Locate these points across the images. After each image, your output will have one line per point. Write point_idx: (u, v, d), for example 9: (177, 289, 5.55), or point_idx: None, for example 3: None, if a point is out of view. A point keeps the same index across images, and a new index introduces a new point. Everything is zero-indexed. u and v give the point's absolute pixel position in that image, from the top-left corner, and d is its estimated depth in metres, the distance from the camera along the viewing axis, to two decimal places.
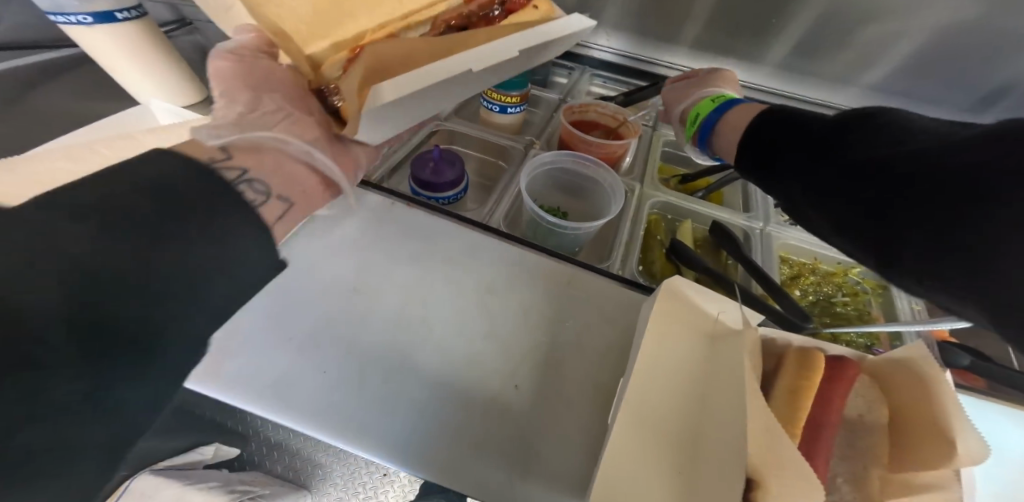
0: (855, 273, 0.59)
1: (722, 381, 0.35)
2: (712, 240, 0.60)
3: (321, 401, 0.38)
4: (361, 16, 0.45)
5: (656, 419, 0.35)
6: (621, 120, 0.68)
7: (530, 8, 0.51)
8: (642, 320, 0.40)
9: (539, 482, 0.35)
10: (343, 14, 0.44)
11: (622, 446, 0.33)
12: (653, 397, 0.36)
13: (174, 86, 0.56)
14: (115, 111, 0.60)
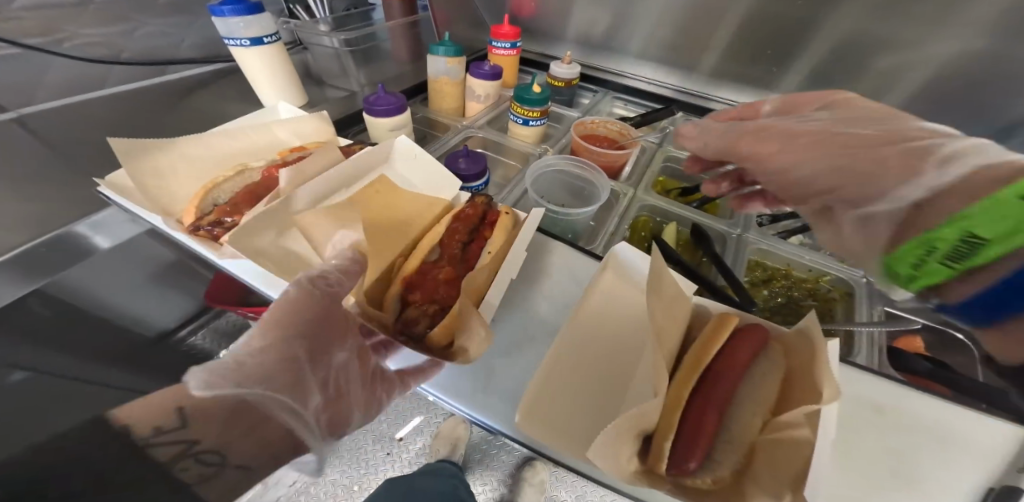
0: (826, 281, 0.64)
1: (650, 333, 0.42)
2: (692, 241, 0.66)
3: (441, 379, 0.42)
4: (387, 246, 0.49)
5: (595, 362, 0.42)
6: (627, 135, 0.78)
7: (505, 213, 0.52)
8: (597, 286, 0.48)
9: (495, 401, 0.40)
10: (378, 240, 0.48)
11: (562, 381, 0.40)
12: (592, 344, 0.43)
13: (283, 87, 0.80)
14: (246, 109, 0.84)
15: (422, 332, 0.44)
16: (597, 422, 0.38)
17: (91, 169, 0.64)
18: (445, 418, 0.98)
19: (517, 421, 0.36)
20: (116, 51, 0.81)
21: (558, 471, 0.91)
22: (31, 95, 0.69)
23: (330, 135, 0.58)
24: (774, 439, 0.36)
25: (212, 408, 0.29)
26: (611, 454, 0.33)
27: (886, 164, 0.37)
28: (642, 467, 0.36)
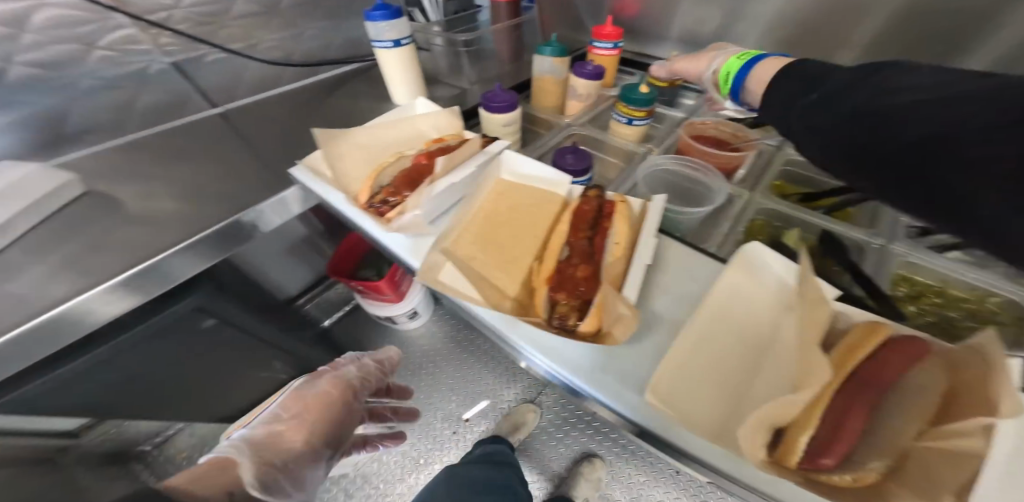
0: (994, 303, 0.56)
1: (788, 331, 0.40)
2: (818, 247, 0.62)
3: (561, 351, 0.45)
4: (517, 239, 0.51)
5: (724, 355, 0.42)
6: (742, 137, 0.75)
7: (619, 202, 0.51)
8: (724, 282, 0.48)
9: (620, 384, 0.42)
10: (508, 235, 0.51)
11: (690, 367, 0.41)
12: (715, 335, 0.44)
13: (409, 86, 0.90)
14: (375, 104, 0.95)
15: (572, 323, 0.44)
16: (730, 411, 0.38)
17: (268, 153, 0.79)
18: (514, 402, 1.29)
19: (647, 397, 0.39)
20: (287, 54, 1.00)
21: (614, 473, 1.13)
22: (234, 90, 0.94)
23: (459, 127, 0.66)
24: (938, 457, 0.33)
25: (198, 480, 0.55)
26: (751, 434, 0.33)
27: (693, 64, 0.75)
28: (771, 457, 0.36)
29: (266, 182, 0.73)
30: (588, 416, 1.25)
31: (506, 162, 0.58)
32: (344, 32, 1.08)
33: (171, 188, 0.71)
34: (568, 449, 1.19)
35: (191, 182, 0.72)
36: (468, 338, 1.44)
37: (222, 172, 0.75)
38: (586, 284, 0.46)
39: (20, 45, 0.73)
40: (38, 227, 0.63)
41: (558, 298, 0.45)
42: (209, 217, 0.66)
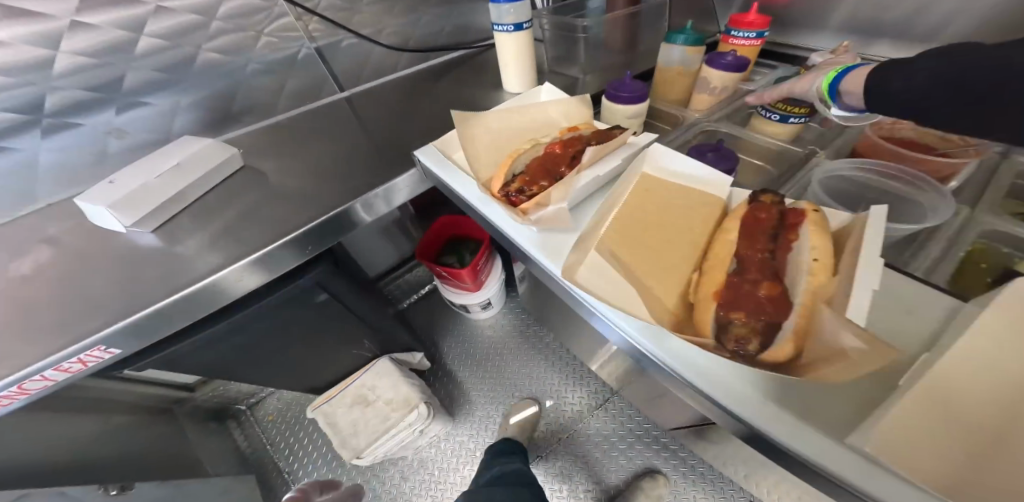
0: None
1: None
2: None
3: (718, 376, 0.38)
4: (671, 243, 0.43)
5: (1013, 406, 0.28)
6: (957, 141, 0.58)
7: (810, 210, 0.41)
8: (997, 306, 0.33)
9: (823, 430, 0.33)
10: (660, 239, 0.44)
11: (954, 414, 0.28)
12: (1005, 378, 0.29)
13: (524, 77, 0.86)
14: (486, 92, 0.94)
15: (753, 347, 0.35)
16: None
17: (387, 139, 0.81)
18: (576, 406, 1.22)
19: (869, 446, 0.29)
20: (405, 40, 1.02)
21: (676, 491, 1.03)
22: (357, 76, 1.00)
23: (589, 115, 0.60)
24: None
25: None
26: None
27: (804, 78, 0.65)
28: None
29: (386, 164, 0.74)
30: (654, 429, 1.15)
31: (651, 155, 0.50)
32: (457, 20, 1.09)
33: (308, 166, 0.76)
34: (628, 461, 1.10)
35: (324, 161, 0.77)
36: (535, 334, 1.38)
37: (348, 153, 0.79)
38: (768, 304, 0.37)
39: (208, 31, 0.79)
40: (206, 197, 0.71)
41: (734, 319, 0.37)
42: (338, 194, 0.69)
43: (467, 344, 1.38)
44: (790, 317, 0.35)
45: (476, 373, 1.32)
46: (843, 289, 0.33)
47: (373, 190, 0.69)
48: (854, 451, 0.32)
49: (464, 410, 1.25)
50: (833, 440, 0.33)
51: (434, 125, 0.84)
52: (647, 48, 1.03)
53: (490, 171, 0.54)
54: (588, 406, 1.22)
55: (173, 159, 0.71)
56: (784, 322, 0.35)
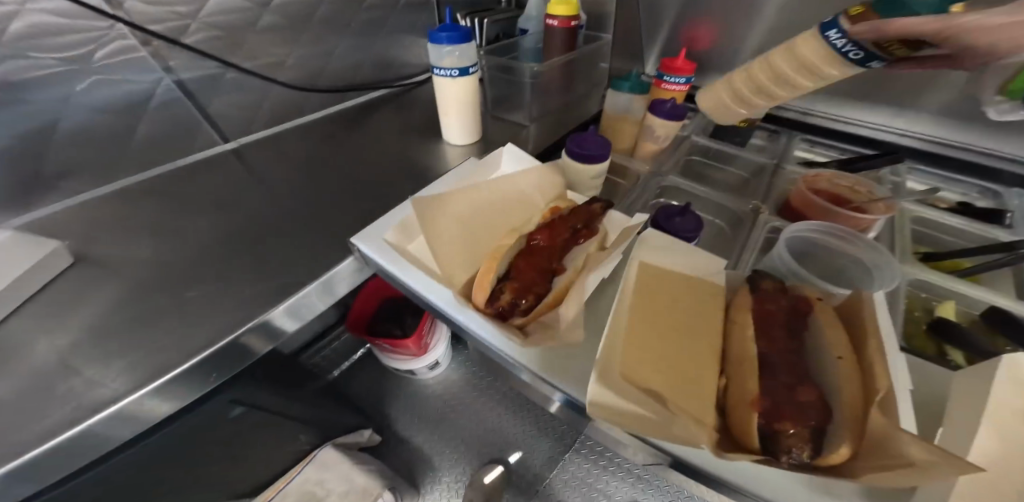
0: None
1: None
2: (986, 325, 0.51)
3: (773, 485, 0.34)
4: (692, 343, 0.40)
5: None
6: (862, 192, 0.67)
7: (816, 300, 0.42)
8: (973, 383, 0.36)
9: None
10: (677, 339, 0.40)
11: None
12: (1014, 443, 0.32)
13: (470, 126, 0.78)
14: (425, 141, 0.83)
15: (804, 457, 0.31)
16: None
17: (307, 207, 0.65)
18: (543, 450, 1.12)
19: None
20: (314, 78, 0.86)
21: None
22: (251, 123, 0.80)
23: (560, 186, 0.55)
24: None
25: None
26: None
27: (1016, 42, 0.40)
28: None
29: (312, 241, 0.58)
30: (630, 463, 1.13)
31: (650, 243, 0.49)
32: (373, 54, 0.95)
33: (194, 253, 0.55)
34: None
35: (220, 242, 0.57)
36: (494, 377, 1.21)
37: (253, 228, 0.60)
38: (807, 404, 0.34)
39: None
40: None
41: (779, 429, 0.33)
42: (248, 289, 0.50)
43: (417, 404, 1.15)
44: (837, 419, 0.33)
45: (433, 434, 1.11)
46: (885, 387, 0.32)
47: (304, 278, 0.52)
48: None
49: (426, 478, 1.04)
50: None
51: (368, 186, 0.70)
52: (582, 90, 1.03)
53: (467, 273, 0.46)
54: (557, 452, 1.13)
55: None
56: (831, 428, 0.33)
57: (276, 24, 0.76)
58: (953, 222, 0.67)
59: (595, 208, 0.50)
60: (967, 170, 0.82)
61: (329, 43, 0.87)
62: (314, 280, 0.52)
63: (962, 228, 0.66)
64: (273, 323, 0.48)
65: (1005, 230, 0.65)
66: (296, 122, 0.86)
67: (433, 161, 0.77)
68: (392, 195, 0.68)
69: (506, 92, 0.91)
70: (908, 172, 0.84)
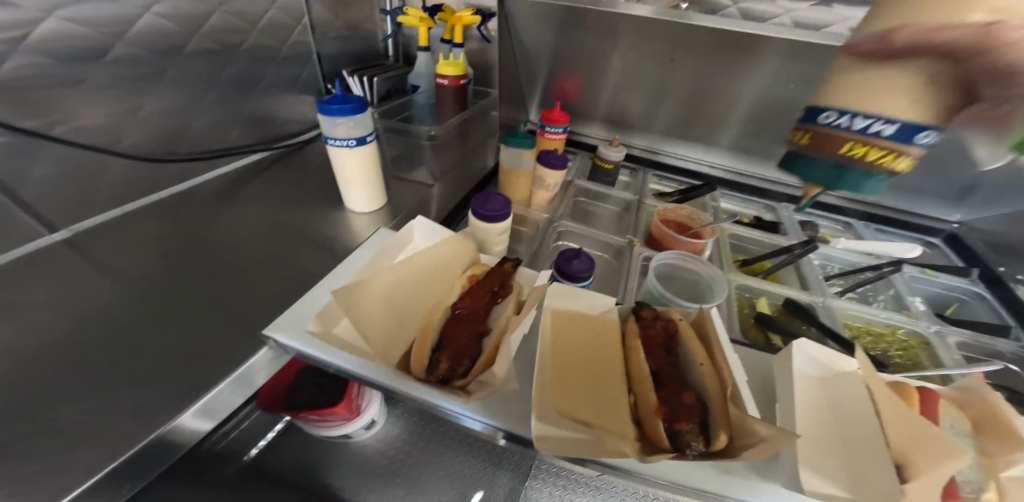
0: (901, 333, 0.74)
1: (855, 408, 0.50)
2: (787, 311, 0.73)
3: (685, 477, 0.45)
4: (604, 375, 0.49)
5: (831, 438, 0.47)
6: (694, 219, 0.90)
7: (678, 320, 0.54)
8: (780, 370, 0.55)
9: (744, 474, 0.46)
10: (592, 375, 0.49)
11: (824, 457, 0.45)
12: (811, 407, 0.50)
13: (374, 191, 0.80)
14: (329, 209, 0.82)
15: (701, 448, 0.42)
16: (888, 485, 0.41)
17: (194, 297, 0.57)
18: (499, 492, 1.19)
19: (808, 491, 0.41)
20: (169, 148, 0.77)
21: None
22: (86, 203, 0.66)
23: (471, 249, 0.61)
24: (1014, 475, 0.43)
25: None
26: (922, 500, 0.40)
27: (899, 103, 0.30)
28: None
29: (206, 340, 0.51)
30: (584, 477, 1.24)
31: (557, 293, 0.57)
32: (249, 115, 0.89)
33: (29, 378, 0.43)
34: None
35: (65, 362, 0.46)
36: (438, 424, 1.32)
37: (114, 336, 0.49)
38: (690, 404, 0.46)
39: None
40: None
41: (681, 428, 0.44)
42: (129, 406, 0.42)
43: (361, 470, 1.17)
44: (711, 411, 0.45)
45: (386, 494, 1.12)
46: (732, 381, 0.45)
47: (207, 381, 0.46)
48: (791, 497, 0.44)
49: None
50: (771, 491, 0.44)
51: (266, 265, 0.65)
52: (477, 140, 1.12)
53: (402, 346, 0.48)
54: (518, 481, 1.22)
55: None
56: (710, 419, 0.45)
57: None
58: (753, 235, 0.94)
59: (506, 267, 0.58)
60: (756, 190, 1.15)
61: (185, 102, 0.78)
62: (226, 377, 0.47)
63: (758, 238, 0.94)
64: (180, 429, 0.42)
65: (782, 236, 0.95)
66: (157, 195, 0.73)
67: (339, 231, 0.76)
68: (301, 274, 0.65)
69: (405, 150, 0.95)
70: (723, 197, 1.14)
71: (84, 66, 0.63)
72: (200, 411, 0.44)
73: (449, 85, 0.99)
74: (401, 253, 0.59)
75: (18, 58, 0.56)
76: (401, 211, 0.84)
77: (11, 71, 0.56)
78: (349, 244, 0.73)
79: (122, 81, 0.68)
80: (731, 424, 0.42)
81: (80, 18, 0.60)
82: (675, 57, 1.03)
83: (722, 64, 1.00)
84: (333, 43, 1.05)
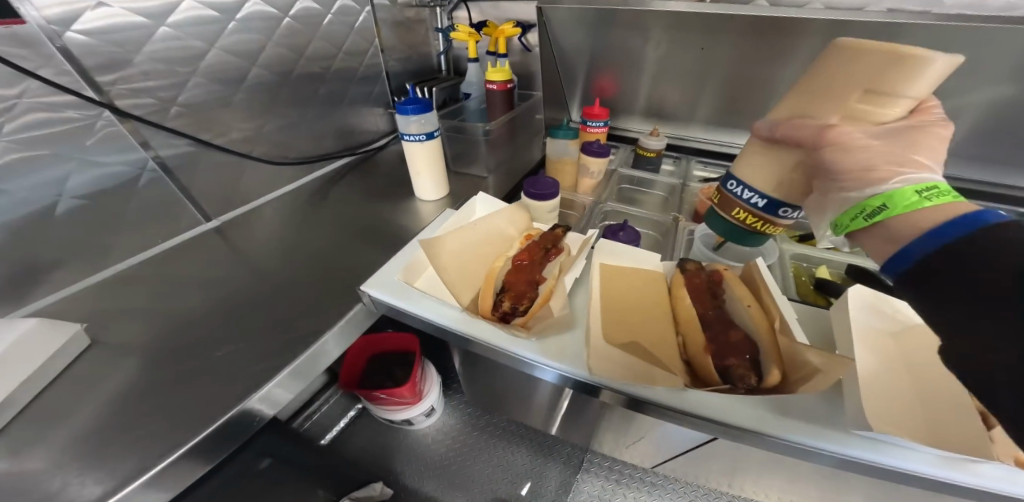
0: None
1: (926, 357, 0.47)
2: (850, 276, 0.70)
3: (729, 409, 0.45)
4: (652, 319, 0.52)
5: (899, 382, 0.44)
6: None
7: (724, 270, 0.57)
8: (838, 316, 0.52)
9: (803, 417, 0.43)
10: (640, 318, 0.52)
11: (891, 399, 0.42)
12: (879, 349, 0.47)
13: (438, 182, 0.91)
14: (399, 200, 0.95)
15: (755, 383, 0.43)
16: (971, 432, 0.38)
17: (303, 270, 0.72)
18: (551, 482, 1.21)
19: (871, 425, 0.38)
20: (285, 151, 0.92)
21: None
22: (228, 202, 0.82)
23: (524, 217, 0.69)
24: None
25: None
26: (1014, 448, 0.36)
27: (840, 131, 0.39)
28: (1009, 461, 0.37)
29: (317, 301, 0.65)
30: (633, 471, 1.24)
31: (604, 250, 0.62)
32: (337, 125, 1.06)
33: (206, 326, 0.60)
34: None
35: (229, 314, 0.62)
36: (492, 415, 1.36)
37: (255, 299, 0.65)
38: (740, 345, 0.47)
39: None
40: (18, 418, 0.45)
41: (729, 364, 0.45)
42: (272, 344, 0.57)
43: (423, 452, 1.26)
44: (761, 349, 0.46)
45: (447, 478, 1.20)
46: (782, 319, 0.47)
47: (322, 328, 0.60)
48: (854, 435, 0.41)
49: None
50: (833, 429, 0.42)
51: (355, 244, 0.79)
52: (523, 139, 1.22)
53: (469, 294, 0.56)
54: (569, 473, 1.24)
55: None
56: (761, 358, 0.46)
57: (246, 102, 0.81)
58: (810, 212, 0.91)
59: (558, 231, 0.64)
60: None
61: (293, 117, 0.93)
62: (334, 326, 0.61)
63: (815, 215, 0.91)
64: (249, 412, 0.50)
65: None
66: (271, 196, 0.90)
67: (409, 218, 0.88)
68: (380, 250, 0.77)
69: (461, 149, 1.06)
70: None
71: (233, 89, 0.78)
72: (315, 353, 0.58)
73: (498, 89, 1.10)
74: (464, 222, 0.68)
75: (196, 84, 0.71)
76: (459, 199, 0.95)
77: (189, 94, 0.71)
78: (418, 227, 0.85)
79: (255, 102, 0.83)
80: (784, 360, 0.43)
81: (229, 47, 0.74)
82: (703, 44, 1.04)
83: (755, 48, 1.00)
84: (398, 63, 1.21)
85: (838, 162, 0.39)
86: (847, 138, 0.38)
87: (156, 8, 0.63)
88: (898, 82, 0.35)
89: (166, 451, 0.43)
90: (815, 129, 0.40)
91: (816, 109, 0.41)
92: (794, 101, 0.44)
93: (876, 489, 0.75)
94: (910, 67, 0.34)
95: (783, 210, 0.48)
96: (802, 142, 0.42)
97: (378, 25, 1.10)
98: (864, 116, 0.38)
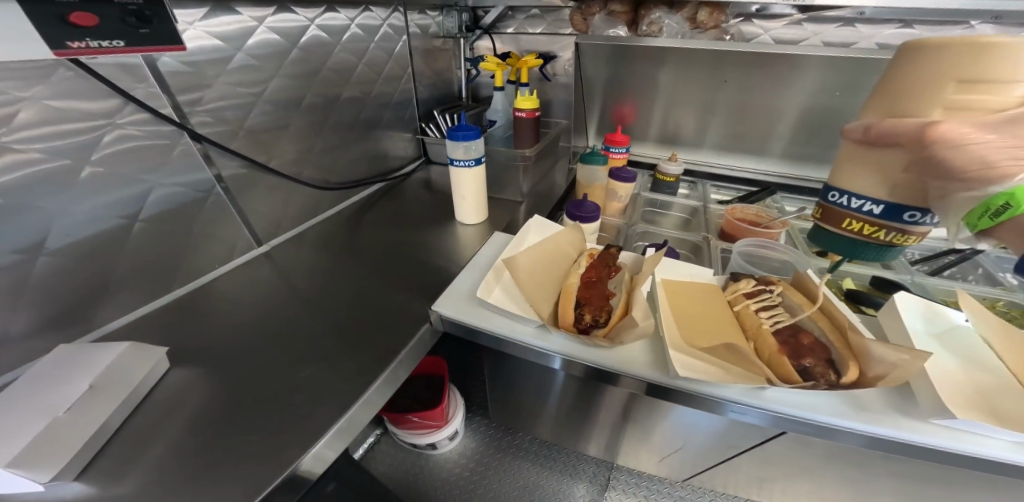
0: (1000, 305, 0.72)
1: (977, 353, 0.52)
2: (876, 287, 0.76)
3: (816, 403, 0.48)
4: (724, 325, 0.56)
5: (964, 375, 0.48)
6: (763, 216, 0.98)
7: (776, 281, 0.62)
8: (891, 321, 0.57)
9: (879, 410, 0.47)
10: (712, 325, 0.55)
11: (963, 390, 0.46)
12: (932, 345, 0.52)
13: (479, 205, 0.94)
14: (439, 223, 0.97)
15: (836, 379, 0.47)
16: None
17: (363, 291, 0.73)
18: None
19: (954, 413, 0.43)
20: (328, 175, 0.94)
21: None
22: (278, 224, 0.83)
23: (580, 236, 0.73)
24: None
25: None
26: None
27: (948, 128, 0.36)
28: None
29: (384, 320, 0.66)
30: (663, 486, 1.22)
31: (662, 266, 0.67)
32: (373, 150, 1.08)
33: (278, 348, 0.59)
34: None
35: (300, 336, 0.62)
36: (515, 436, 1.34)
37: (321, 321, 0.65)
38: (811, 347, 0.52)
39: (77, 180, 0.52)
40: (111, 446, 0.44)
41: (807, 364, 0.49)
42: (349, 362, 0.58)
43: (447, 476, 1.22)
44: (832, 349, 0.51)
45: None
46: (848, 322, 0.51)
47: (395, 347, 0.61)
48: (933, 423, 0.45)
49: None
50: (913, 420, 0.46)
51: (406, 266, 0.81)
52: (547, 166, 1.27)
53: (547, 307, 0.58)
54: (595, 492, 1.21)
55: (78, 381, 0.45)
56: (835, 358, 0.50)
57: (298, 124, 0.83)
58: None
59: (614, 249, 0.70)
60: (815, 191, 1.19)
61: (337, 140, 0.95)
62: (405, 346, 0.62)
63: None
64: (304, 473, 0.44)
65: None
66: (316, 220, 0.92)
67: (452, 239, 0.90)
68: (433, 272, 0.79)
69: (495, 172, 1.10)
70: (783, 198, 1.19)
71: (289, 112, 0.81)
72: (391, 374, 0.58)
73: (526, 116, 1.15)
74: (525, 242, 0.71)
75: (258, 108, 0.74)
76: (498, 222, 0.98)
77: (252, 117, 0.73)
78: (465, 248, 0.87)
79: (305, 123, 0.85)
80: (858, 358, 0.48)
81: (288, 70, 0.77)
82: (725, 77, 1.13)
83: (768, 80, 1.10)
84: (426, 90, 1.26)
85: (961, 154, 0.36)
86: (952, 133, 0.36)
87: (233, 32, 0.65)
88: (1002, 69, 0.34)
89: (268, 474, 0.42)
90: (914, 127, 0.39)
91: (909, 106, 0.40)
92: (886, 101, 0.42)
93: (918, 490, 0.78)
94: (1012, 54, 0.33)
95: (912, 216, 0.44)
96: (901, 140, 0.40)
97: (411, 56, 1.16)
98: (967, 107, 0.37)
